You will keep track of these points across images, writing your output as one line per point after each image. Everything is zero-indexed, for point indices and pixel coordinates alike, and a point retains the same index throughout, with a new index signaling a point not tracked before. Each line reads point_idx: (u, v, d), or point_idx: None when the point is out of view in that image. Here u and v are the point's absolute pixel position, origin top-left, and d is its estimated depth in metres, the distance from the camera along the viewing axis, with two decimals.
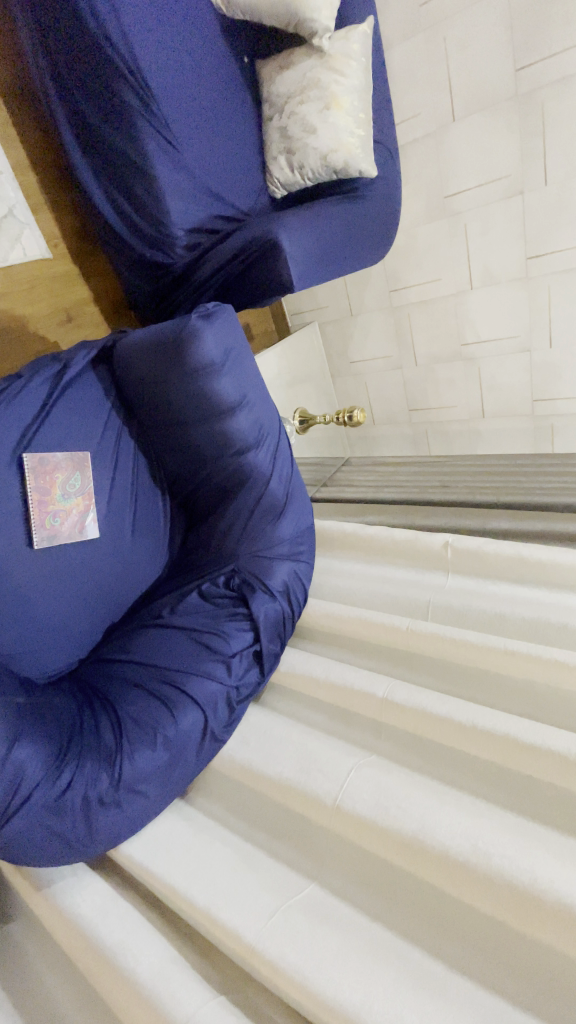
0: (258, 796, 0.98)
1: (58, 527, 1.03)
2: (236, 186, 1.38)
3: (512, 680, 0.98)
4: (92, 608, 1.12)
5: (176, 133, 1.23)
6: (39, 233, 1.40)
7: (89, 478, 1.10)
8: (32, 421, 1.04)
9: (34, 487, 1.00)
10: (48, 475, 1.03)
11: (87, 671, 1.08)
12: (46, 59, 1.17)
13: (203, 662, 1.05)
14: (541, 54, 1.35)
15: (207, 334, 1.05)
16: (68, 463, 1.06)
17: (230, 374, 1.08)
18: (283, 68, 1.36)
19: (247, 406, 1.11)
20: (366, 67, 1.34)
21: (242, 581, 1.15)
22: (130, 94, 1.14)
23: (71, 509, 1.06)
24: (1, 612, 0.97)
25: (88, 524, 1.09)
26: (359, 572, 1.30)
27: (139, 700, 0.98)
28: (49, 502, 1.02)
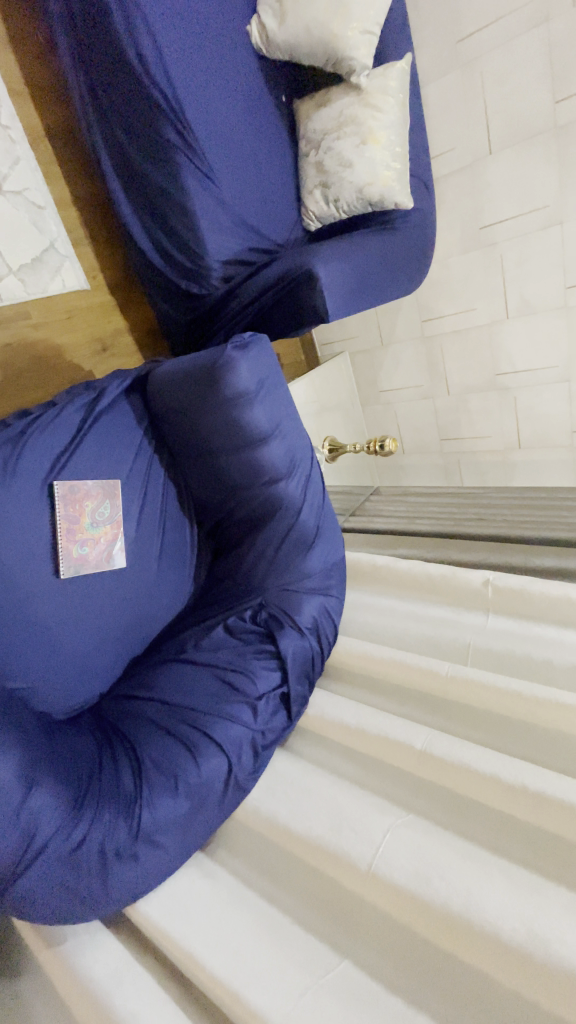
0: (284, 855, 0.91)
1: (85, 558, 1.01)
2: (272, 219, 1.39)
3: (562, 735, 0.90)
4: (117, 641, 1.08)
5: (215, 168, 1.25)
6: (79, 266, 1.43)
7: (119, 507, 1.08)
8: (64, 449, 1.03)
9: (62, 515, 0.98)
10: (78, 503, 1.01)
11: (108, 708, 1.04)
12: (93, 101, 1.22)
13: (227, 701, 1.00)
14: None
15: (241, 363, 1.03)
16: (98, 491, 1.04)
17: (264, 403, 1.06)
18: (320, 106, 1.39)
19: (280, 436, 1.09)
20: (403, 103, 1.35)
21: (269, 616, 1.11)
22: (171, 130, 1.18)
23: (99, 539, 1.03)
24: (25, 644, 0.94)
25: (115, 553, 1.06)
26: (391, 610, 1.23)
27: (161, 742, 0.93)
28: (78, 531, 0.99)
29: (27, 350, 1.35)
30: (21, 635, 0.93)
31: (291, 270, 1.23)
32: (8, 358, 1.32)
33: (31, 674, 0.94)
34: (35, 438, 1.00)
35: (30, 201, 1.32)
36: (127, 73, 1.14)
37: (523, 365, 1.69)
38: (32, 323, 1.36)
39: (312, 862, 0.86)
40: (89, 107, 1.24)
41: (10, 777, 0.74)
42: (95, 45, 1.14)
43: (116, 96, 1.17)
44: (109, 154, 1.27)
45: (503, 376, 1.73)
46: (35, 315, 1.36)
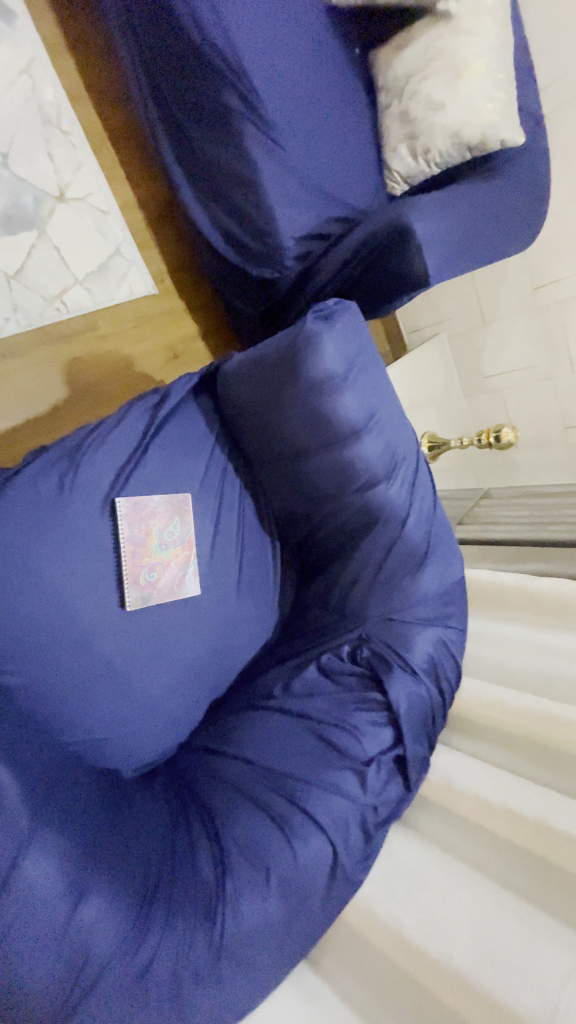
0: (416, 988, 0.68)
1: (154, 586, 0.85)
2: (351, 184, 1.21)
3: None
4: (195, 683, 0.91)
5: (284, 132, 1.09)
6: (146, 269, 1.34)
7: (191, 522, 0.92)
8: (127, 459, 0.88)
9: (126, 537, 0.83)
10: (144, 521, 0.86)
11: (185, 764, 0.87)
12: (150, 86, 1.12)
13: (329, 765, 0.80)
14: None
15: (326, 350, 0.86)
16: (166, 506, 0.89)
17: (354, 389, 0.88)
18: (401, 47, 1.20)
19: (377, 428, 0.90)
20: (505, 22, 1.15)
21: (374, 654, 0.89)
22: (234, 97, 1.04)
23: (169, 562, 0.88)
24: (89, 691, 0.79)
25: (189, 578, 0.90)
26: (531, 644, 0.95)
27: (245, 818, 0.74)
28: (145, 555, 0.85)
29: (96, 363, 1.27)
30: (84, 682, 0.79)
31: (380, 235, 1.04)
32: (77, 372, 1.24)
33: (96, 726, 0.80)
34: (93, 450, 0.86)
35: (93, 206, 1.25)
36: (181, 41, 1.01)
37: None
38: (100, 334, 1.27)
39: (454, 1004, 0.64)
40: (145, 94, 1.14)
41: (55, 883, 0.60)
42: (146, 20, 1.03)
43: (174, 72, 1.06)
44: (170, 140, 1.17)
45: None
46: (102, 326, 1.28)
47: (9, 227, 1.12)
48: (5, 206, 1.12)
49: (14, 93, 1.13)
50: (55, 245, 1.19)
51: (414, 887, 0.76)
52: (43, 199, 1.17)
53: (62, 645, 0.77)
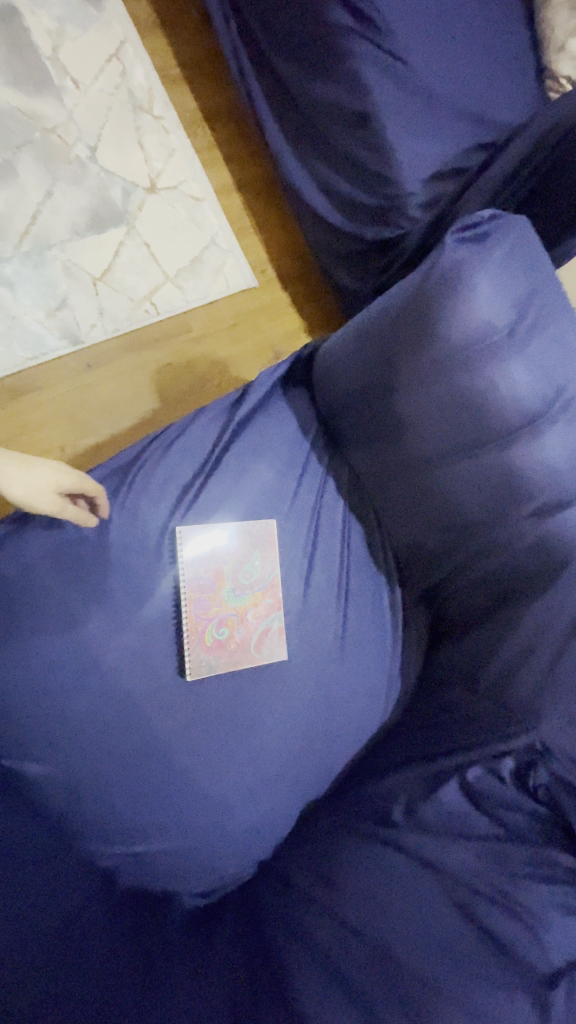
0: None
1: (222, 649, 0.64)
2: (499, 99, 0.90)
3: None
4: (276, 784, 0.67)
5: (403, 40, 0.84)
6: (243, 260, 1.16)
7: (277, 558, 0.69)
8: (192, 476, 0.69)
9: (190, 580, 0.64)
10: (213, 560, 0.66)
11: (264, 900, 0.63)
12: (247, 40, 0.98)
13: (483, 979, 0.49)
14: None
15: (484, 314, 0.61)
16: (245, 537, 0.68)
17: (530, 356, 0.63)
18: None
19: (568, 413, 0.64)
20: None
21: (554, 786, 0.58)
22: (340, 11, 0.82)
23: (246, 612, 0.66)
24: (129, 789, 0.60)
25: (271, 636, 0.67)
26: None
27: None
28: (212, 604, 0.64)
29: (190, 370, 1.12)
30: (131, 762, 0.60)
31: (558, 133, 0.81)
32: (168, 381, 1.07)
33: (142, 824, 0.60)
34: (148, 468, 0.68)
35: (186, 194, 1.11)
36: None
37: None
38: (193, 335, 1.10)
39: None
40: (241, 50, 1.00)
41: None
42: None
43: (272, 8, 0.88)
44: (269, 102, 1.01)
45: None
46: (195, 326, 1.11)
47: (96, 225, 1.03)
48: (92, 203, 1.02)
49: (104, 83, 1.06)
50: (144, 241, 1.07)
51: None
52: (132, 192, 1.06)
53: (99, 723, 0.59)
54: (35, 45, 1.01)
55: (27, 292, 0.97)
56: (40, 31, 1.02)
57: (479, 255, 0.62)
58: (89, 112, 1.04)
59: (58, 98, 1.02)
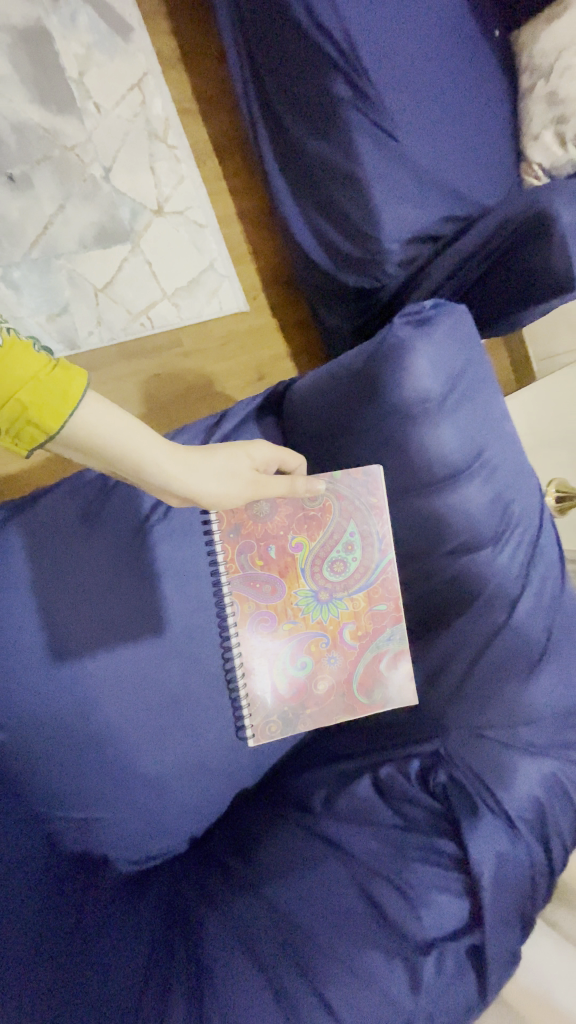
0: None
1: (297, 694, 0.66)
2: (478, 179, 1.02)
3: None
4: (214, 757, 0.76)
5: (396, 122, 0.95)
6: (238, 284, 1.24)
7: (375, 546, 0.68)
8: None
9: (240, 589, 0.65)
10: (281, 563, 0.67)
11: (200, 860, 0.72)
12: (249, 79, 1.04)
13: (371, 943, 0.56)
14: None
15: (422, 386, 0.72)
16: (322, 524, 0.68)
17: (453, 420, 0.73)
18: (551, 22, 1.02)
19: (485, 470, 0.73)
20: None
21: (451, 784, 0.66)
22: (342, 85, 0.93)
23: (338, 625, 0.67)
24: None
25: (385, 672, 0.68)
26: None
27: (215, 921, 0.61)
28: (279, 616, 0.66)
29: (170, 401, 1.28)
30: None
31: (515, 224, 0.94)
32: (155, 391, 1.15)
33: None
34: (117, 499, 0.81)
35: (191, 219, 1.19)
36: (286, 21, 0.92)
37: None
38: (184, 352, 1.18)
39: None
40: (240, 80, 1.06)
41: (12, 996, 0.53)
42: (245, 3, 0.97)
43: (281, 59, 0.96)
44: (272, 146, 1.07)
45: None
46: (187, 342, 1.19)
47: (102, 241, 1.10)
48: (101, 221, 1.10)
49: (123, 107, 1.12)
50: (147, 260, 1.14)
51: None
52: (140, 212, 1.13)
53: None
54: (61, 66, 1.07)
55: (31, 298, 1.05)
56: (67, 51, 1.07)
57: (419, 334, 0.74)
58: (108, 135, 1.11)
59: (79, 119, 1.08)
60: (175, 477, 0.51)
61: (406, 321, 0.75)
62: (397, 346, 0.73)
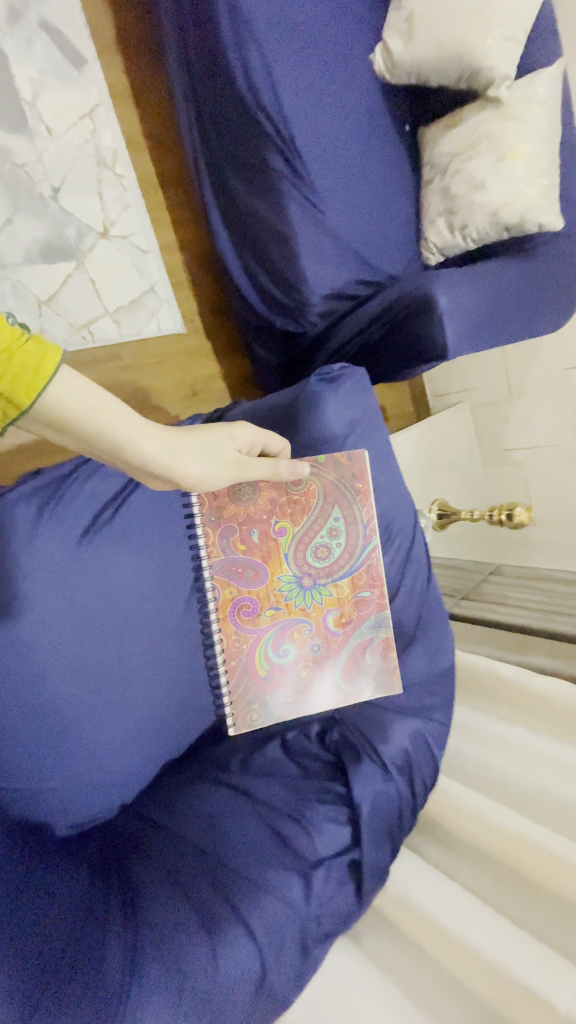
0: None
1: (277, 677, 0.81)
2: (385, 251, 1.23)
3: None
4: (145, 741, 0.84)
5: (323, 197, 1.13)
6: (176, 308, 1.35)
7: (360, 533, 0.83)
8: (113, 493, 0.88)
9: (221, 576, 0.80)
10: (268, 551, 0.81)
11: (132, 820, 0.82)
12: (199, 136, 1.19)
13: (277, 862, 0.72)
14: None
15: (329, 428, 0.90)
16: (309, 514, 0.82)
17: None
18: (448, 128, 1.21)
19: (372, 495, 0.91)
20: (553, 112, 1.13)
21: (342, 741, 0.85)
22: (276, 157, 1.09)
23: (321, 609, 0.82)
24: None
25: (368, 659, 0.83)
26: (540, 758, 0.86)
27: (147, 863, 0.73)
28: (262, 601, 0.80)
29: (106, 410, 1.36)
30: None
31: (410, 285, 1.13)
32: None
33: None
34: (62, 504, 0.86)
35: (135, 244, 1.28)
36: (233, 95, 1.07)
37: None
38: (122, 366, 1.28)
39: None
40: (193, 135, 1.20)
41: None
42: (197, 72, 1.12)
43: (227, 122, 1.11)
44: (217, 197, 1.21)
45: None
46: (126, 357, 1.28)
47: (48, 257, 1.17)
48: (48, 238, 1.17)
49: (74, 134, 1.19)
50: (90, 278, 1.22)
51: (348, 1020, 0.68)
52: (86, 233, 1.21)
53: None
54: (15, 87, 1.12)
55: None
56: (22, 74, 1.13)
57: (329, 390, 0.91)
58: (58, 158, 1.17)
59: (30, 140, 1.14)
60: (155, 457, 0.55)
61: (321, 378, 0.92)
62: (313, 394, 0.90)
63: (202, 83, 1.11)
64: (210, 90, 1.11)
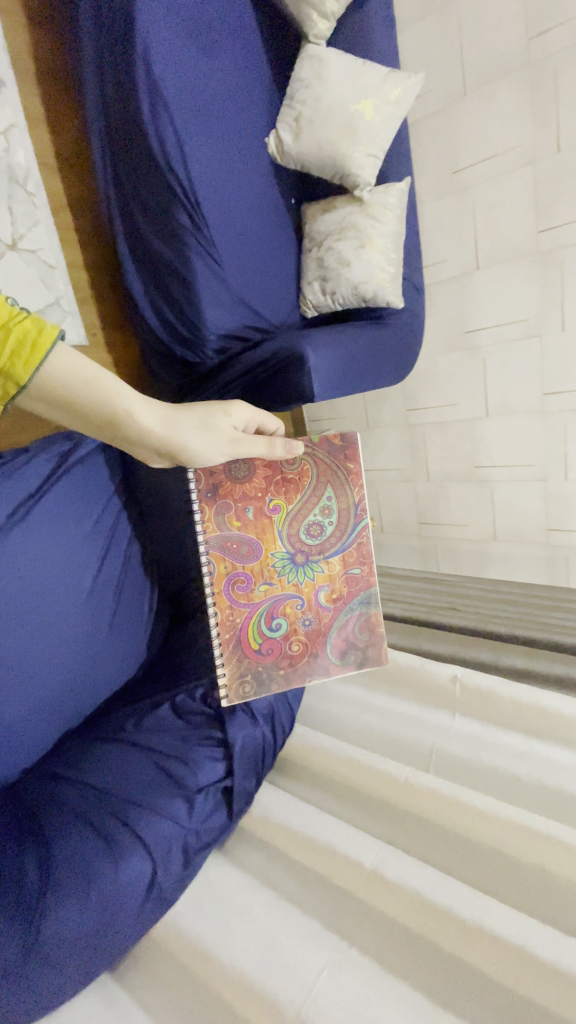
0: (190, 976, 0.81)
1: (271, 650, 1.02)
2: (271, 303, 1.48)
3: (515, 861, 0.83)
4: (50, 712, 0.97)
5: (222, 252, 1.34)
6: (80, 321, 1.46)
7: (348, 517, 1.04)
8: (28, 494, 1.00)
9: (216, 553, 1.01)
10: (263, 527, 1.02)
11: (36, 777, 0.95)
12: (113, 178, 1.35)
13: (166, 792, 0.92)
14: (563, 219, 1.43)
15: None
16: (303, 498, 1.02)
17: None
18: (325, 210, 1.50)
19: None
20: (401, 217, 1.46)
21: (221, 700, 1.07)
22: (182, 214, 1.27)
23: (312, 584, 1.04)
24: None
25: (355, 632, 1.05)
26: (370, 704, 1.17)
27: (56, 808, 0.87)
28: (255, 578, 1.02)
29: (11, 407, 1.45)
30: None
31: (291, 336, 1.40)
32: None
33: None
34: None
35: (41, 259, 1.36)
36: (149, 158, 1.26)
37: (524, 460, 1.64)
38: None
39: (230, 998, 0.76)
40: (108, 176, 1.36)
41: None
42: (116, 128, 1.29)
43: (143, 175, 1.28)
44: (126, 236, 1.38)
45: (499, 466, 1.70)
46: None
47: None
48: None
49: None
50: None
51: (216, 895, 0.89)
52: None
53: None
54: None
55: None
56: None
57: None
58: None
59: None
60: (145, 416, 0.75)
61: None
62: None
63: (122, 138, 1.28)
64: (127, 145, 1.28)
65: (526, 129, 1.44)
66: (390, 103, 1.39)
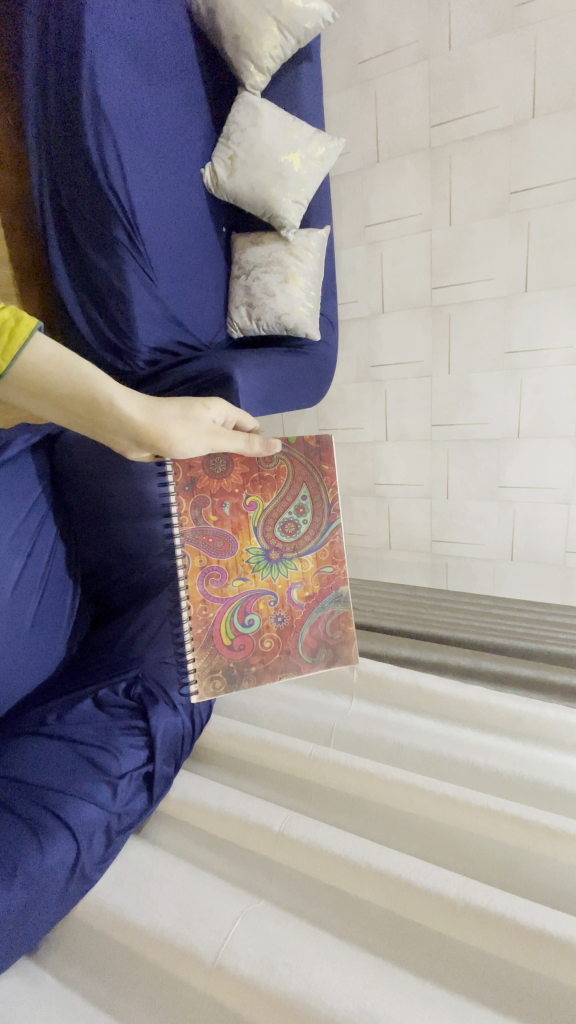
0: (112, 945, 0.87)
1: (241, 648, 1.07)
2: (200, 321, 1.58)
3: (395, 812, 1.01)
4: None
5: (157, 271, 1.42)
6: None
7: (323, 517, 1.09)
8: None
9: (189, 547, 1.03)
10: (237, 526, 1.05)
11: None
12: (49, 185, 1.40)
13: (90, 779, 0.97)
14: (451, 280, 1.71)
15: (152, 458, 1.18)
16: (279, 497, 1.06)
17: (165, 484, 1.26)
18: (253, 242, 1.63)
19: None
20: (320, 260, 1.63)
21: (144, 690, 1.13)
22: (120, 230, 1.35)
23: (285, 581, 1.09)
24: None
25: (329, 631, 1.10)
26: (281, 693, 1.31)
27: None
28: (228, 574, 1.06)
29: None
30: None
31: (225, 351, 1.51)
32: None
33: None
34: None
35: None
36: (90, 172, 1.31)
37: (416, 480, 1.90)
38: None
39: (151, 957, 0.83)
40: (44, 181, 1.41)
41: None
42: (56, 139, 1.34)
43: (82, 187, 1.34)
44: (60, 243, 1.44)
45: (394, 484, 1.95)
46: None
47: None
48: None
49: None
50: None
51: (136, 867, 0.95)
52: None
53: None
54: None
55: None
56: None
57: None
58: None
59: None
60: (116, 418, 0.78)
61: None
62: None
63: (63, 149, 1.33)
64: (68, 157, 1.33)
65: (425, 200, 1.69)
66: (316, 158, 1.55)
